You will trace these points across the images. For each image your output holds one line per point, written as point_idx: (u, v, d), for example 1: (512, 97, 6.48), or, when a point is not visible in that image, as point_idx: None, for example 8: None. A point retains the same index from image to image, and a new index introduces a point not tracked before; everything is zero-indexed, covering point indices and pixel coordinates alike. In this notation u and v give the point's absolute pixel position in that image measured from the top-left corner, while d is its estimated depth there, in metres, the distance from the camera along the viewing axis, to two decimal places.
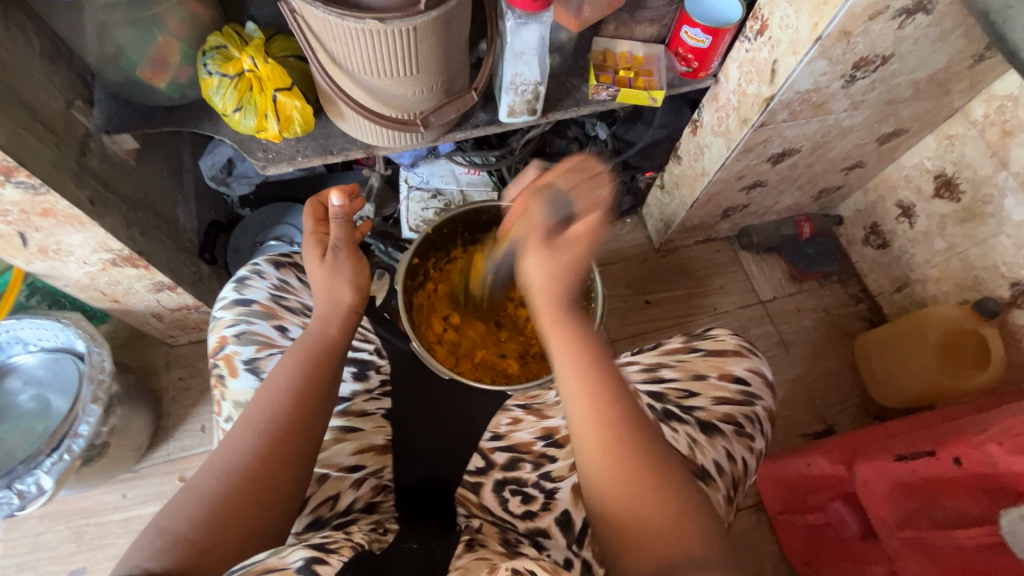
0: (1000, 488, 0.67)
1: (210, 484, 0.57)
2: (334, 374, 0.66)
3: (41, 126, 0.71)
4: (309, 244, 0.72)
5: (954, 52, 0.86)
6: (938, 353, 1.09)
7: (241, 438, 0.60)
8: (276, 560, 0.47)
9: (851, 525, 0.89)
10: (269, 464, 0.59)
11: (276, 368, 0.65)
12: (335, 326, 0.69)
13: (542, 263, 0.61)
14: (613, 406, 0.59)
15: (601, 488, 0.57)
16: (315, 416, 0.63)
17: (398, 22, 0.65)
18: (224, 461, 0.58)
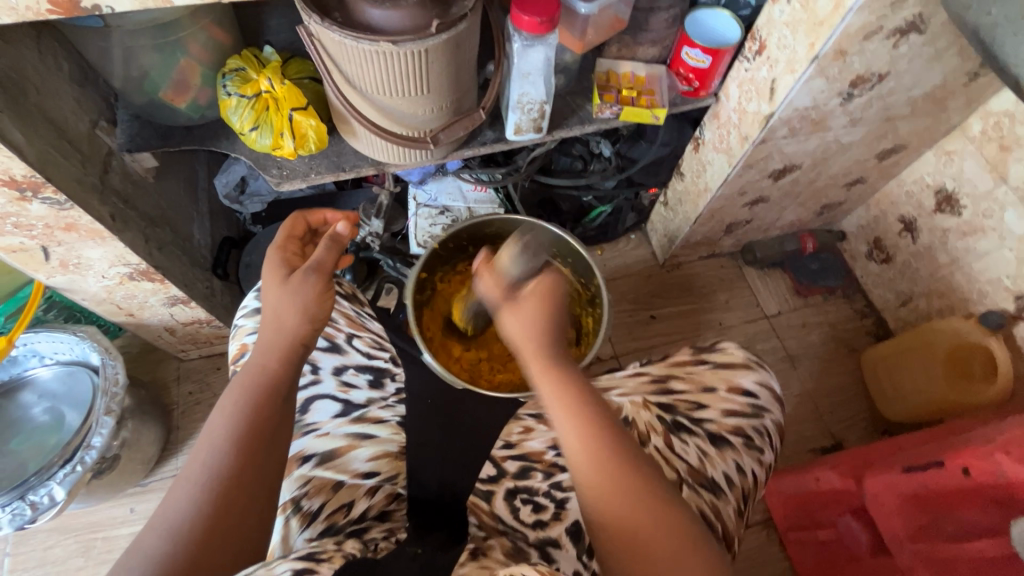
0: (1012, 501, 0.67)
1: (151, 544, 0.51)
2: (283, 408, 0.61)
3: (68, 145, 0.74)
4: (274, 261, 0.69)
5: (949, 70, 0.89)
6: (944, 366, 1.09)
7: (181, 494, 0.54)
8: (264, 572, 0.47)
9: (862, 540, 0.88)
10: (216, 518, 0.53)
11: (215, 413, 0.59)
12: (273, 357, 0.63)
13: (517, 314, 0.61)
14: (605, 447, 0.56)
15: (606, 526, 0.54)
16: (262, 460, 0.57)
17: (410, 44, 0.68)
18: (166, 517, 0.53)
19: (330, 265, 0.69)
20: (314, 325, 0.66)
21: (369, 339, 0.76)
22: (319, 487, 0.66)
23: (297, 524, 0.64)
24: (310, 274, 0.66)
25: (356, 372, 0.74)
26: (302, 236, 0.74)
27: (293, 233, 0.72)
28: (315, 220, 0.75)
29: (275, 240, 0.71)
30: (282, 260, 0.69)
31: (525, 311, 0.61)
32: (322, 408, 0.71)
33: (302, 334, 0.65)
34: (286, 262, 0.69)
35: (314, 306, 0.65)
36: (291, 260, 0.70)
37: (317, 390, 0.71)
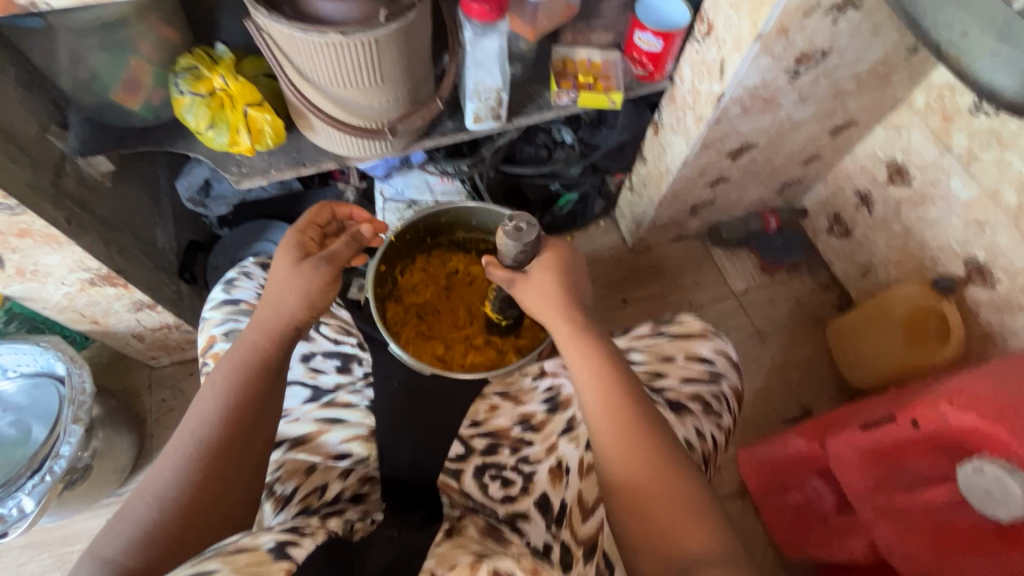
0: (954, 446, 0.71)
1: (140, 510, 0.53)
2: (273, 385, 0.62)
3: (17, 149, 0.73)
4: (292, 242, 0.69)
5: (889, 45, 0.92)
6: (903, 330, 1.14)
7: (170, 462, 0.56)
8: (248, 543, 0.50)
9: (828, 500, 0.95)
10: (201, 490, 0.54)
11: (204, 389, 0.61)
12: (262, 334, 0.64)
13: (531, 291, 0.67)
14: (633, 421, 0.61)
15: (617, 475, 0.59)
16: (250, 431, 0.59)
17: (360, 35, 0.69)
18: (154, 485, 0.54)
19: (344, 258, 0.68)
20: (311, 312, 0.66)
21: (336, 325, 0.79)
22: (292, 471, 0.68)
23: (271, 507, 0.65)
24: (322, 262, 0.66)
25: (324, 358, 0.76)
26: (324, 224, 0.74)
27: (317, 220, 0.72)
28: (341, 212, 0.76)
29: (297, 223, 0.71)
30: (300, 243, 0.69)
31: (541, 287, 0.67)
32: (293, 394, 0.73)
33: (298, 318, 0.65)
34: (302, 245, 0.69)
35: (316, 294, 0.66)
36: (308, 246, 0.69)
37: (286, 377, 0.74)
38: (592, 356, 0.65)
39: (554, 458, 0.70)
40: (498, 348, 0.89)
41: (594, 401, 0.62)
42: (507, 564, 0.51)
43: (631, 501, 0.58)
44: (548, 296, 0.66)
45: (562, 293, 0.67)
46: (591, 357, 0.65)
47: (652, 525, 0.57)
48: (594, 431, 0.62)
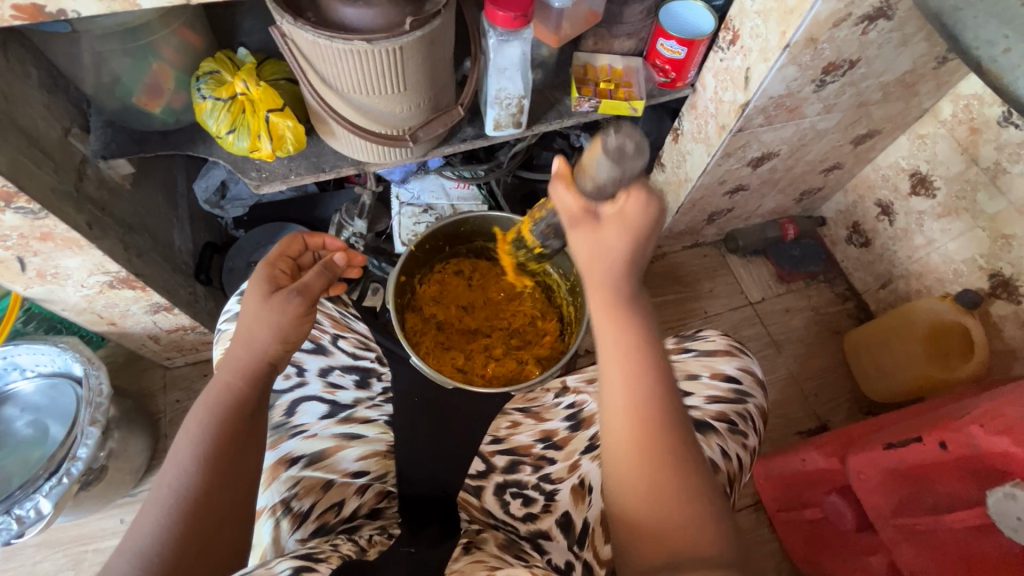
0: (986, 469, 0.69)
1: (120, 569, 0.50)
2: (252, 428, 0.60)
3: (40, 153, 0.73)
4: (262, 275, 0.68)
5: (918, 55, 0.90)
6: (926, 345, 1.11)
7: (149, 517, 0.53)
8: (263, 569, 0.48)
9: (848, 518, 0.88)
10: (186, 547, 0.52)
11: (179, 436, 0.58)
12: (238, 375, 0.61)
13: (586, 242, 0.55)
14: (656, 405, 0.54)
15: (617, 476, 0.53)
16: (232, 476, 0.56)
17: (384, 42, 0.68)
18: (136, 542, 0.51)
19: (316, 289, 0.68)
20: (285, 346, 0.64)
21: (354, 339, 0.77)
22: (309, 487, 0.66)
23: (288, 525, 0.64)
24: (293, 295, 0.65)
25: (342, 372, 0.74)
26: (297, 256, 0.74)
27: (289, 251, 0.73)
28: (314, 241, 0.75)
29: (268, 255, 0.71)
30: (270, 277, 0.68)
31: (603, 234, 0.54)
32: (310, 409, 0.70)
33: (270, 353, 0.63)
34: (272, 278, 0.68)
35: (288, 328, 0.64)
36: (279, 278, 0.68)
37: (303, 392, 0.70)
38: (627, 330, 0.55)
39: (577, 477, 0.69)
40: (518, 360, 0.89)
41: (616, 368, 0.55)
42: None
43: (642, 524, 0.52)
44: (601, 258, 0.54)
45: (625, 255, 0.55)
46: (623, 332, 0.55)
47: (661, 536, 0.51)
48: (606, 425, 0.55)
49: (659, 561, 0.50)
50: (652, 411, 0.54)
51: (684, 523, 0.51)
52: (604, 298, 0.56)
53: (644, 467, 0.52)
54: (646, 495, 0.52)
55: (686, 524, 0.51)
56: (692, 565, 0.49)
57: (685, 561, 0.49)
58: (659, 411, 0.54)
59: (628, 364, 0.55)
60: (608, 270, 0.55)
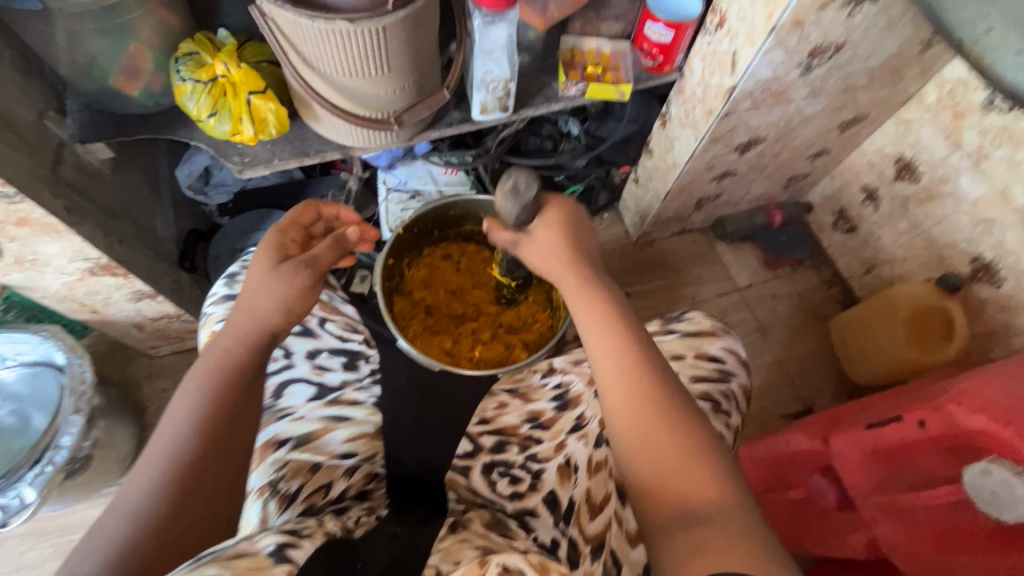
0: (964, 446, 0.71)
1: (113, 528, 0.50)
2: (247, 391, 0.59)
3: (15, 136, 0.71)
4: (273, 242, 0.67)
5: (903, 40, 0.91)
6: (906, 329, 1.13)
7: (142, 478, 0.52)
8: (247, 545, 0.47)
9: (830, 497, 0.92)
10: (181, 505, 0.52)
11: (174, 399, 0.57)
12: (235, 340, 0.61)
13: (537, 247, 0.64)
14: (642, 369, 0.57)
15: (622, 436, 0.55)
16: (228, 438, 0.56)
17: (367, 22, 0.67)
18: (129, 501, 0.51)
19: (326, 262, 0.67)
20: (289, 318, 0.64)
21: (342, 321, 0.77)
22: (296, 470, 0.66)
23: (275, 507, 0.63)
24: (301, 267, 0.64)
25: (329, 355, 0.74)
26: (308, 224, 0.72)
27: (302, 219, 0.71)
28: (327, 212, 0.74)
29: (278, 223, 0.70)
30: (279, 244, 0.67)
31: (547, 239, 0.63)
32: (297, 391, 0.71)
33: (275, 323, 0.63)
34: (282, 246, 0.67)
35: (294, 300, 0.63)
36: (288, 248, 0.68)
37: (290, 374, 0.72)
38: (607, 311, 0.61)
39: (563, 456, 0.70)
40: (506, 343, 0.89)
41: (602, 342, 0.59)
42: (515, 560, 0.49)
43: (654, 480, 0.52)
44: (554, 258, 0.64)
45: (563, 250, 0.64)
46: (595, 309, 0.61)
47: (672, 488, 0.51)
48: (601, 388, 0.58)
49: (673, 515, 0.50)
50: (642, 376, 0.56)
51: (694, 476, 0.51)
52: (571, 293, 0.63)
53: (645, 425, 0.54)
54: (650, 452, 0.53)
55: (697, 476, 0.51)
56: (715, 515, 0.48)
57: (702, 512, 0.49)
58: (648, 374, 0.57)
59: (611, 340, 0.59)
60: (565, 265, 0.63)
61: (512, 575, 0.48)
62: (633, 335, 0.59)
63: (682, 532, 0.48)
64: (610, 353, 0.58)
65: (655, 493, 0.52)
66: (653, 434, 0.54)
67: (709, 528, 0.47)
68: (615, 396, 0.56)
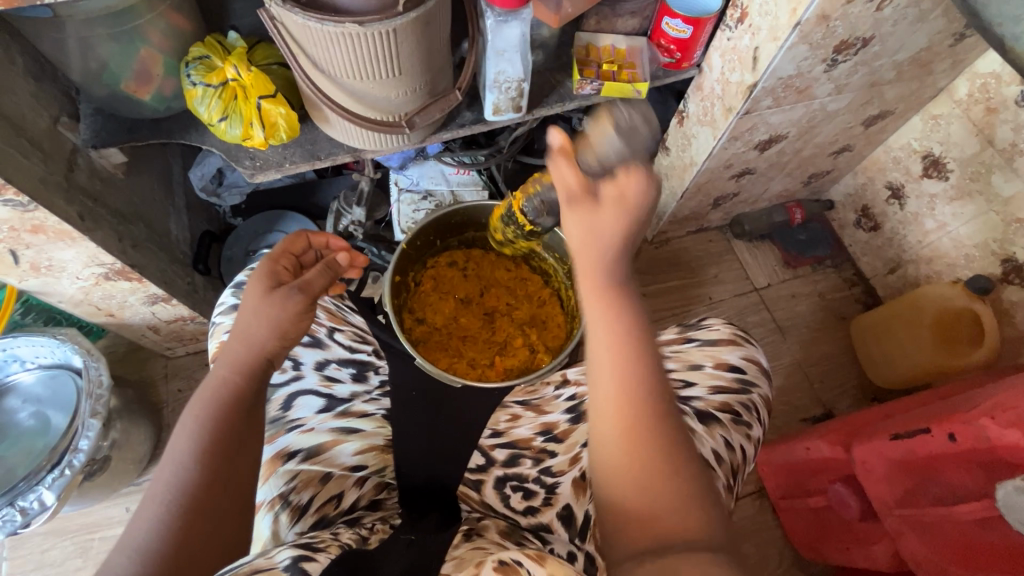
0: (995, 462, 0.68)
1: (121, 565, 0.49)
2: (248, 419, 0.59)
3: (28, 144, 0.71)
4: (265, 269, 0.67)
5: (935, 32, 0.86)
6: (934, 333, 1.09)
7: (147, 513, 0.52)
8: (264, 560, 0.47)
9: (853, 509, 0.86)
10: (191, 537, 0.51)
11: (175, 431, 0.57)
12: (233, 368, 0.61)
13: (579, 221, 0.53)
14: (638, 381, 0.51)
15: (604, 455, 0.51)
16: (232, 468, 0.56)
17: (377, 25, 0.65)
18: (136, 536, 0.50)
19: (317, 287, 0.67)
20: (283, 342, 0.64)
21: (351, 332, 0.76)
22: (307, 481, 0.66)
23: (287, 519, 0.63)
24: (293, 292, 0.65)
25: (339, 366, 0.73)
26: (300, 253, 0.72)
27: (293, 249, 0.71)
28: (318, 240, 0.75)
29: (272, 250, 0.70)
30: (271, 273, 0.67)
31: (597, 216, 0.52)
32: (306, 403, 0.70)
33: (269, 349, 0.63)
34: (274, 273, 0.67)
35: (288, 326, 0.64)
36: (281, 274, 0.68)
37: (299, 386, 0.70)
38: (615, 308, 0.53)
39: (578, 469, 0.68)
40: (529, 347, 0.89)
41: (602, 337, 0.52)
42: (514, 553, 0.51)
43: (637, 513, 0.48)
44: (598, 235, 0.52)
45: (621, 239, 0.53)
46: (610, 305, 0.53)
47: (647, 518, 0.48)
48: (594, 395, 0.52)
49: (643, 545, 0.47)
50: (634, 399, 0.51)
51: (681, 518, 0.47)
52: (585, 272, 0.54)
53: (631, 451, 0.49)
54: (637, 481, 0.49)
55: (682, 518, 0.47)
56: (684, 552, 0.45)
57: (676, 549, 0.46)
58: (643, 385, 0.51)
59: (609, 326, 0.52)
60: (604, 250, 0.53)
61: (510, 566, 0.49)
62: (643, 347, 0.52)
63: (652, 561, 0.45)
64: (611, 370, 0.51)
65: (637, 517, 0.48)
66: (641, 460, 0.49)
67: (682, 563, 0.44)
68: (608, 405, 0.51)
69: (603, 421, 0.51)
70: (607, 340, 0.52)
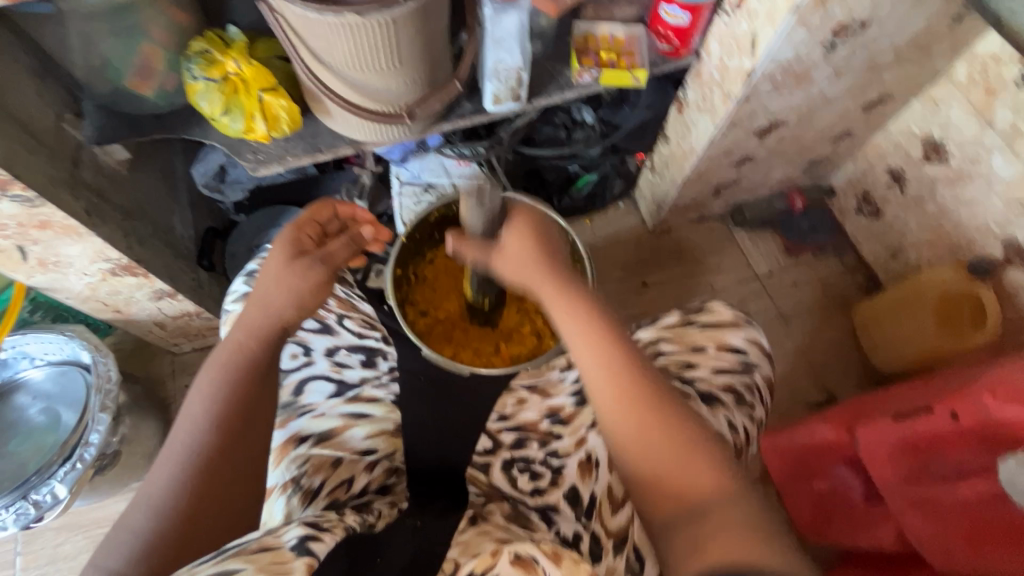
0: (997, 438, 0.70)
1: (137, 520, 0.51)
2: (265, 385, 0.60)
3: (34, 140, 0.72)
4: (289, 238, 0.67)
5: (933, 14, 0.86)
6: (937, 316, 1.10)
7: (162, 470, 0.53)
8: (273, 539, 0.48)
9: (858, 491, 0.91)
10: (202, 497, 0.52)
11: (192, 391, 0.58)
12: (254, 337, 0.62)
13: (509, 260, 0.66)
14: (625, 365, 0.59)
15: (621, 439, 0.58)
16: (244, 431, 0.57)
17: (376, 15, 0.66)
18: (152, 491, 0.52)
19: (340, 259, 0.68)
20: (302, 311, 0.64)
21: (360, 319, 0.77)
22: (317, 466, 0.67)
23: (299, 502, 0.64)
24: (316, 262, 0.65)
25: (348, 352, 0.74)
26: (325, 222, 0.71)
27: (317, 217, 0.71)
28: (343, 212, 0.73)
29: (295, 219, 0.70)
30: (295, 240, 0.67)
31: (513, 253, 0.65)
32: (316, 388, 0.71)
33: (287, 318, 0.63)
34: (298, 241, 0.67)
35: (307, 295, 0.64)
36: (304, 243, 0.68)
37: (310, 371, 0.72)
38: (584, 315, 0.62)
39: (584, 452, 0.69)
40: (536, 334, 0.89)
41: (578, 340, 0.61)
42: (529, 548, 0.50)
43: (650, 474, 0.56)
44: (523, 260, 0.65)
45: (536, 252, 0.65)
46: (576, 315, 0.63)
47: (674, 490, 0.55)
48: (591, 383, 0.60)
49: (676, 514, 0.55)
50: (625, 374, 0.59)
51: (701, 479, 0.55)
52: (552, 296, 0.64)
53: (642, 430, 0.57)
54: (653, 450, 0.56)
55: (701, 478, 0.55)
56: (712, 508, 0.53)
57: (702, 510, 0.53)
58: (627, 366, 0.59)
59: (585, 327, 0.62)
60: (540, 268, 0.65)
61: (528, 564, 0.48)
62: (616, 333, 0.62)
63: (686, 527, 0.53)
64: (597, 360, 0.60)
65: (656, 494, 0.56)
66: (649, 437, 0.57)
67: (713, 526, 0.52)
68: (605, 398, 0.59)
69: (613, 413, 0.58)
70: (584, 337, 0.61)
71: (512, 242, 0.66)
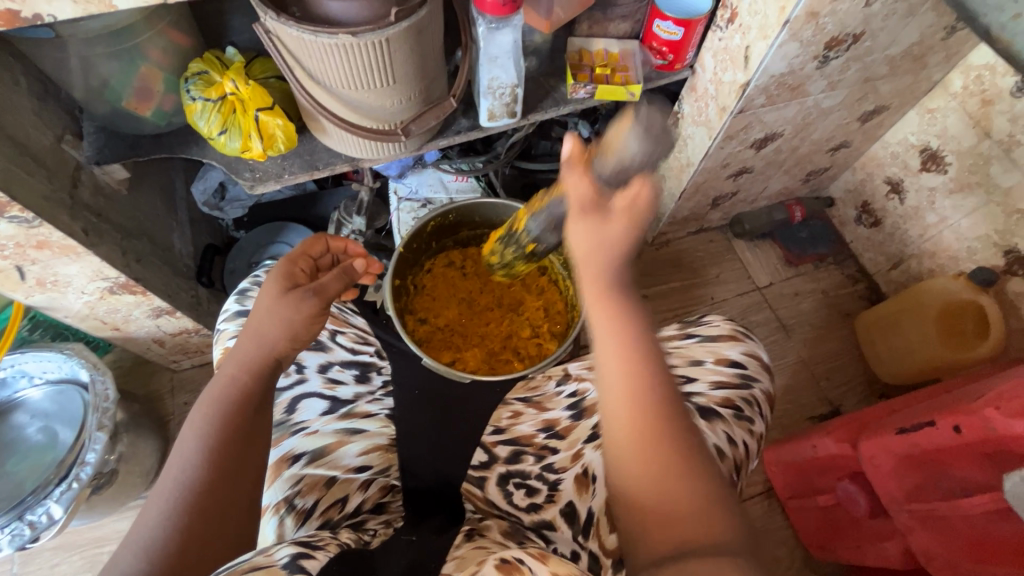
0: (1002, 453, 0.67)
1: (126, 562, 0.50)
2: (254, 419, 0.59)
3: (33, 162, 0.73)
4: (282, 271, 0.68)
5: (926, 26, 0.87)
6: (939, 324, 1.09)
7: (154, 510, 0.53)
8: (264, 557, 0.47)
9: (861, 504, 0.86)
10: (195, 537, 0.52)
11: (184, 429, 0.58)
12: (243, 368, 0.61)
13: (588, 231, 0.54)
14: (649, 387, 0.52)
15: (627, 464, 0.50)
16: (237, 466, 0.56)
17: (369, 35, 0.66)
18: (142, 532, 0.52)
19: (333, 291, 0.68)
20: (294, 344, 0.64)
21: (353, 334, 0.77)
22: (311, 485, 0.66)
23: (292, 522, 0.64)
24: (309, 295, 0.65)
25: (342, 368, 0.74)
26: (317, 257, 0.73)
27: (311, 251, 0.72)
28: (337, 245, 0.75)
29: (289, 253, 0.71)
30: (287, 274, 0.68)
31: (608, 226, 0.54)
32: (310, 406, 0.70)
33: (280, 349, 0.63)
34: (290, 275, 0.68)
35: (301, 326, 0.64)
36: (298, 276, 0.68)
37: (304, 389, 0.71)
38: (626, 324, 0.54)
39: (580, 466, 0.68)
40: (537, 339, 0.91)
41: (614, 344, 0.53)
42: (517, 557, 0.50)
43: (646, 503, 0.49)
44: (599, 244, 0.54)
45: (625, 241, 0.54)
46: (619, 310, 0.54)
47: (665, 522, 0.48)
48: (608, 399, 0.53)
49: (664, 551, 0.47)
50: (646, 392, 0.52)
51: (696, 521, 0.47)
52: (595, 289, 0.55)
53: (646, 455, 0.50)
54: (653, 477, 0.49)
55: (705, 523, 0.47)
56: (702, 553, 0.45)
57: (698, 551, 0.46)
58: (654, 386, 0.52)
59: (619, 330, 0.53)
60: (610, 254, 0.54)
61: (510, 567, 0.48)
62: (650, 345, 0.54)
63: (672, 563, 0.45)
64: (620, 372, 0.52)
65: (645, 530, 0.49)
66: (659, 470, 0.49)
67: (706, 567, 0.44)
68: (620, 417, 0.51)
69: (623, 436, 0.51)
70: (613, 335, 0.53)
71: (619, 212, 0.54)
